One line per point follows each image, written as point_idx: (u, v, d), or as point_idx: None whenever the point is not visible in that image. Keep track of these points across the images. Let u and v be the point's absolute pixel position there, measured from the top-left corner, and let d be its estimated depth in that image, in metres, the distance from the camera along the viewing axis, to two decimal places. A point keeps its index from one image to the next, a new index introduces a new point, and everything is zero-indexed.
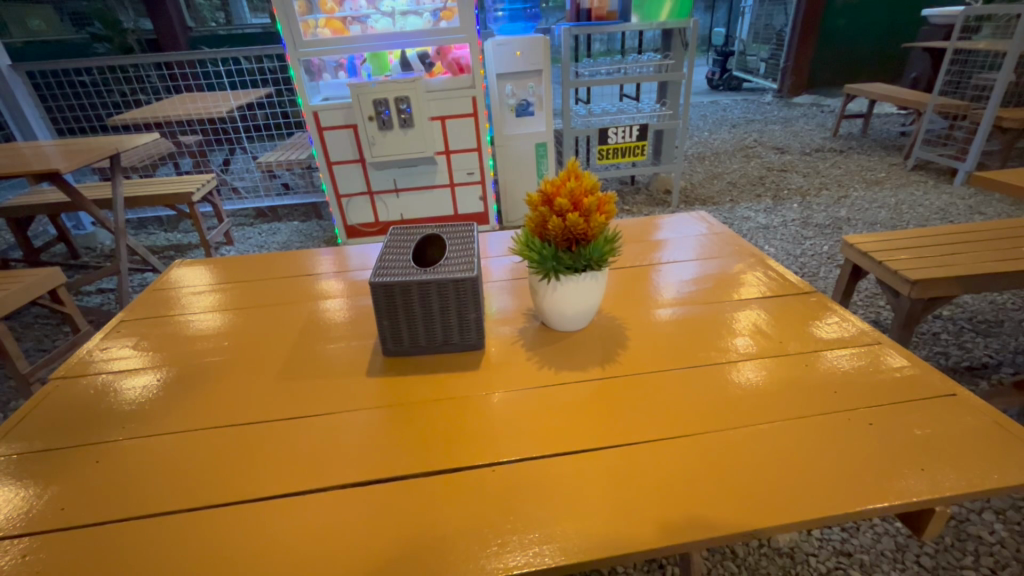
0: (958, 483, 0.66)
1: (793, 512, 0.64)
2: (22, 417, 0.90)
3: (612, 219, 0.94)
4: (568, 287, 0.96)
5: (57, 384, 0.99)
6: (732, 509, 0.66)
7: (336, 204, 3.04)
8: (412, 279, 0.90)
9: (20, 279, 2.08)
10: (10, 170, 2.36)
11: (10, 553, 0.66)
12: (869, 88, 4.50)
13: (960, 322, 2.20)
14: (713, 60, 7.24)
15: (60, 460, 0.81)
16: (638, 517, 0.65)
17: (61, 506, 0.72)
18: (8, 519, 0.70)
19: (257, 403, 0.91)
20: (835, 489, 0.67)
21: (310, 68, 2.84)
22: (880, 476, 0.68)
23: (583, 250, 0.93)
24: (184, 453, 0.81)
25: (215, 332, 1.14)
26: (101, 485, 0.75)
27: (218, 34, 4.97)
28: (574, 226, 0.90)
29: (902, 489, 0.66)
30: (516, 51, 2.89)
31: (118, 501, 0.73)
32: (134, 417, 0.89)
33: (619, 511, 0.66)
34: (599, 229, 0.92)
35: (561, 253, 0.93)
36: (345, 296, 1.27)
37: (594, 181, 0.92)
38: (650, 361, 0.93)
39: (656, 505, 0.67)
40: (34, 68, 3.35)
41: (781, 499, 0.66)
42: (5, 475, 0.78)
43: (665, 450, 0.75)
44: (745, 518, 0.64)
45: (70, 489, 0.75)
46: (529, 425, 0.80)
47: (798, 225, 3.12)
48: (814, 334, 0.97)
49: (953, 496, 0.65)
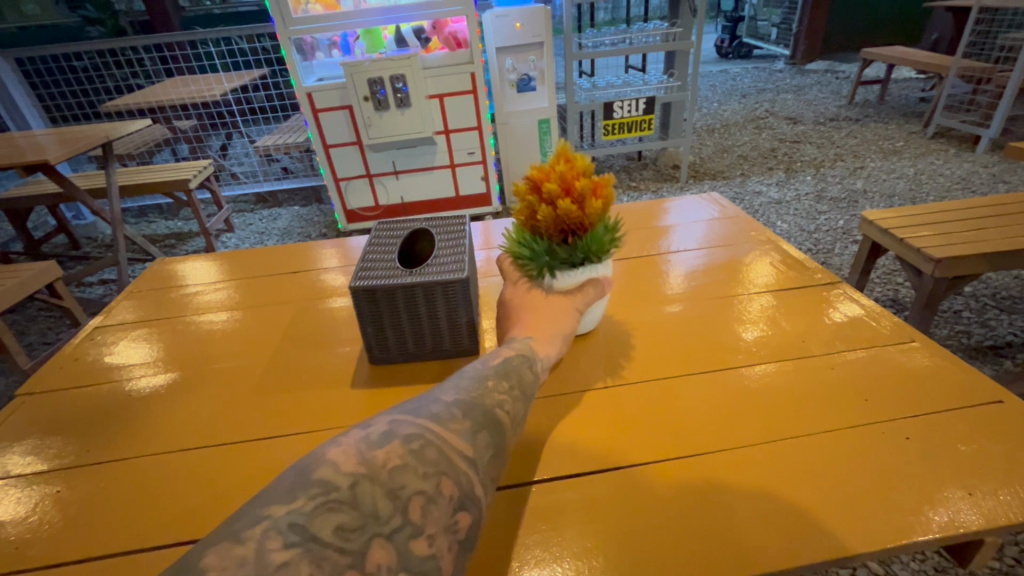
0: (1014, 511, 0.59)
1: (823, 547, 0.58)
2: None
3: (610, 204, 0.87)
4: (567, 284, 0.87)
5: (24, 400, 0.94)
6: (760, 541, 0.59)
7: (334, 187, 2.96)
8: (396, 283, 0.83)
9: (17, 274, 2.05)
10: (2, 160, 2.32)
11: None
12: (887, 51, 4.29)
13: (983, 299, 2.11)
14: (723, 27, 6.97)
15: (24, 489, 0.76)
16: (661, 549, 0.60)
17: (17, 543, 0.68)
18: None
19: (239, 418, 0.86)
20: (875, 517, 0.60)
21: (302, 47, 2.75)
22: (925, 503, 0.61)
23: (580, 241, 0.86)
24: (160, 479, 0.76)
25: (196, 336, 1.09)
26: (69, 518, 0.71)
27: (213, 12, 4.88)
28: (567, 216, 0.82)
29: (948, 519, 0.59)
30: (516, 23, 2.77)
31: (86, 537, 0.69)
32: (107, 435, 0.85)
33: (637, 542, 0.60)
34: (596, 219, 0.85)
35: (556, 246, 0.86)
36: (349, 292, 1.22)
37: (587, 163, 0.85)
38: (664, 365, 0.87)
39: (666, 549, 0.59)
40: (21, 54, 3.26)
41: (800, 525, 0.60)
42: None
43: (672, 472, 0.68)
44: (766, 552, 0.58)
45: (42, 516, 0.72)
46: (542, 437, 0.76)
47: (811, 199, 3.00)
48: (834, 325, 0.91)
49: (1009, 526, 0.58)
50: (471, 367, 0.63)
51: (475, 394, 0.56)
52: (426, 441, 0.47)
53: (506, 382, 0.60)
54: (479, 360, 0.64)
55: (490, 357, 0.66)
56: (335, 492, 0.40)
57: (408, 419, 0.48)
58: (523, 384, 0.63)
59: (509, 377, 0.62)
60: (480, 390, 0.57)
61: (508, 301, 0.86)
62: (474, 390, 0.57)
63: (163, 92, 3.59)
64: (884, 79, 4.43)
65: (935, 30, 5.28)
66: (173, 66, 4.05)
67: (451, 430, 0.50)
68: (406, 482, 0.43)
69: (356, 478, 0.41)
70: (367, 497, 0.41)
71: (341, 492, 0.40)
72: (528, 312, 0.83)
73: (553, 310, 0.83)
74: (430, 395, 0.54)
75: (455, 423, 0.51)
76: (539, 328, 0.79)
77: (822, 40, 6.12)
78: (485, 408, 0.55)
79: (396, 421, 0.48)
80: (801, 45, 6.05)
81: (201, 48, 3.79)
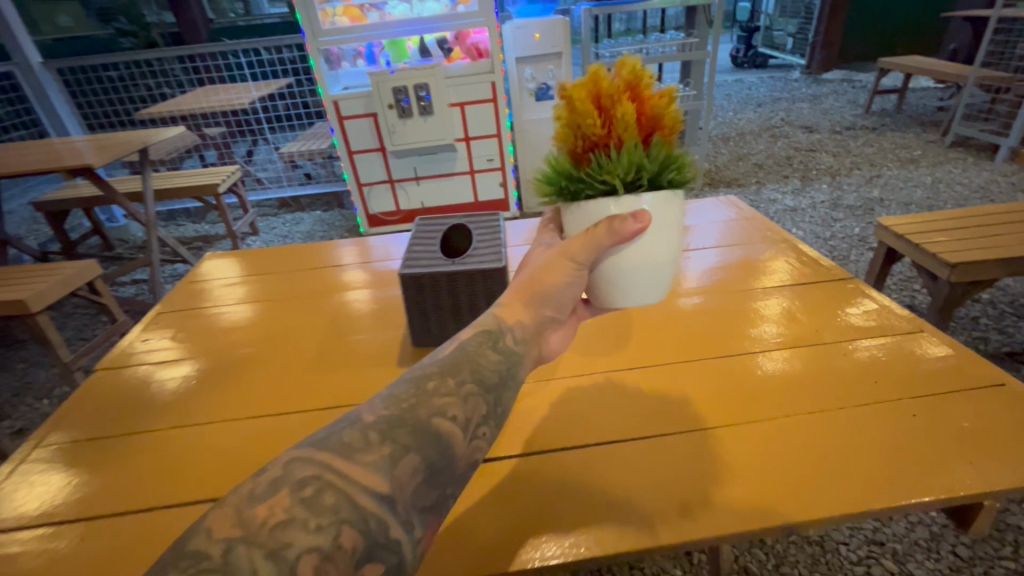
0: (1011, 478, 0.63)
1: (830, 506, 0.63)
2: (74, 404, 0.96)
3: (655, 117, 0.66)
4: (582, 216, 0.69)
5: (101, 374, 1.04)
6: (768, 501, 0.64)
7: (357, 192, 3.05)
8: (441, 271, 0.90)
9: (58, 271, 2.16)
10: (45, 166, 2.45)
11: (69, 535, 0.71)
12: (905, 60, 4.30)
13: (1001, 306, 2.11)
14: (738, 38, 7.02)
15: (104, 450, 0.85)
16: (674, 508, 0.65)
17: (102, 493, 0.77)
18: (65, 504, 0.76)
19: (287, 395, 0.94)
20: (878, 482, 0.65)
21: (329, 57, 2.86)
22: (927, 470, 0.66)
23: (604, 159, 0.65)
24: (222, 442, 0.85)
25: (242, 325, 1.17)
26: (144, 474, 0.80)
27: (238, 24, 5.12)
28: (585, 123, 0.64)
29: (948, 483, 0.64)
30: (535, 34, 2.85)
31: (157, 490, 0.77)
32: (174, 406, 0.94)
33: (654, 502, 0.66)
34: (630, 130, 0.64)
35: (577, 165, 0.68)
36: (371, 286, 1.28)
37: (631, 64, 0.66)
38: (679, 351, 0.93)
39: (682, 507, 0.65)
40: (64, 65, 3.44)
41: (797, 492, 0.65)
42: (65, 461, 0.84)
43: (684, 444, 0.74)
44: (773, 512, 0.63)
45: (122, 471, 0.81)
46: (557, 431, 0.79)
47: (827, 207, 3.03)
48: (846, 321, 0.94)
49: (1003, 491, 0.63)
50: (416, 366, 0.58)
51: (406, 407, 0.51)
52: (323, 484, 0.42)
53: (453, 380, 0.56)
54: (429, 355, 0.60)
55: (445, 346, 0.63)
56: (206, 561, 0.37)
57: (304, 459, 0.43)
58: (479, 376, 0.58)
59: (455, 377, 0.56)
60: (417, 399, 0.52)
61: (529, 254, 0.78)
62: (405, 401, 0.51)
63: (194, 101, 3.74)
64: (902, 88, 4.44)
65: (954, 40, 5.29)
66: (202, 76, 4.21)
67: (360, 463, 0.44)
68: (293, 540, 0.38)
69: (232, 542, 0.38)
70: (243, 560, 0.37)
71: (213, 561, 0.37)
72: (523, 279, 0.74)
73: (534, 288, 0.71)
74: (349, 417, 0.49)
75: (367, 454, 0.45)
76: (515, 308, 0.70)
77: (838, 50, 6.13)
78: (418, 424, 0.50)
79: (293, 462, 0.43)
80: (817, 55, 6.08)
81: (230, 59, 3.94)
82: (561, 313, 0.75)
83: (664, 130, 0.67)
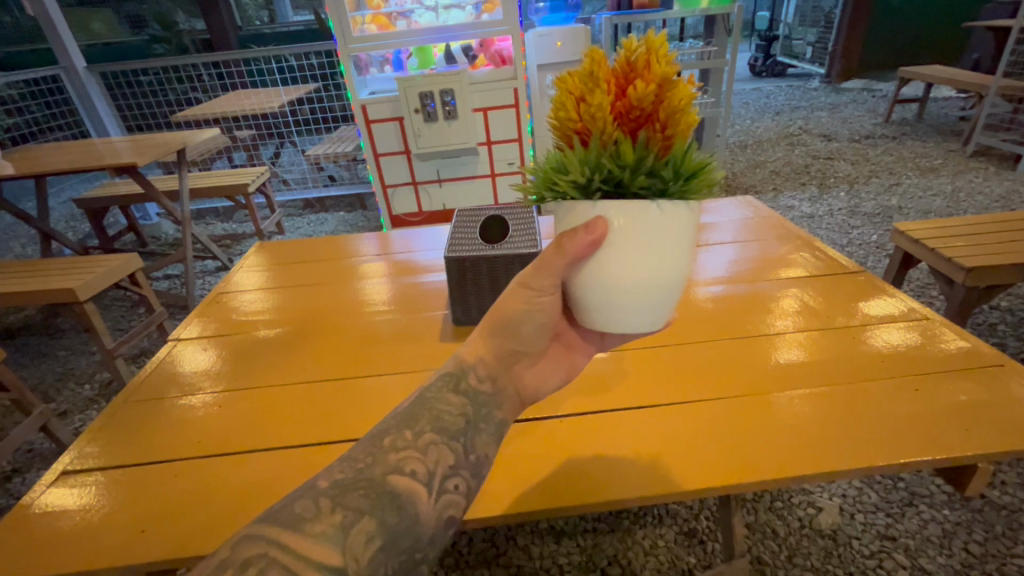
0: (999, 444, 0.69)
1: (835, 461, 0.70)
2: (152, 367, 1.07)
3: (641, 109, 0.56)
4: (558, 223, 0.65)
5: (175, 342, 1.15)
6: (774, 459, 0.71)
7: (381, 194, 3.17)
8: (482, 255, 0.98)
9: (102, 263, 2.28)
10: (89, 165, 2.58)
11: (158, 472, 0.80)
12: (926, 69, 4.30)
13: (1019, 314, 2.13)
14: (757, 47, 7.05)
15: (180, 406, 0.95)
16: (683, 467, 0.72)
17: (182, 439, 0.87)
18: (151, 447, 0.85)
19: (339, 363, 1.03)
20: (879, 445, 0.71)
21: (359, 63, 2.98)
22: (921, 435, 0.72)
23: (569, 152, 0.60)
24: (283, 401, 0.94)
25: (293, 305, 1.27)
26: (216, 426, 0.89)
27: (263, 32, 5.32)
28: (562, 113, 0.59)
29: (940, 446, 0.70)
30: (558, 41, 2.95)
31: (227, 440, 0.86)
32: (238, 371, 1.03)
33: (667, 460, 0.74)
34: (597, 124, 0.56)
35: (554, 152, 0.63)
36: (389, 275, 1.37)
37: (633, 47, 0.56)
38: (698, 334, 1.00)
39: (694, 462, 0.73)
40: (106, 68, 3.61)
41: (805, 451, 0.72)
42: (148, 412, 0.94)
43: (695, 413, 0.81)
44: (778, 467, 0.70)
45: (198, 422, 0.90)
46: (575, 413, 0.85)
47: (844, 214, 3.05)
48: (862, 311, 1.00)
49: (991, 454, 0.68)
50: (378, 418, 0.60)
51: (362, 469, 0.53)
52: (270, 560, 0.44)
53: (412, 432, 0.57)
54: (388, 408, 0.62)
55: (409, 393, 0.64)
56: None
57: (253, 538, 0.45)
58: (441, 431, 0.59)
59: (413, 430, 0.58)
60: (372, 458, 0.54)
61: None
62: (362, 462, 0.54)
63: (226, 104, 3.90)
64: (922, 98, 4.44)
65: (976, 50, 5.28)
66: (231, 82, 4.38)
67: (312, 534, 0.46)
68: None
69: None
70: None
71: None
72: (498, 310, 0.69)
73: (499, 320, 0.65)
74: (304, 486, 0.51)
75: (317, 525, 0.47)
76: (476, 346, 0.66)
77: (858, 58, 6.13)
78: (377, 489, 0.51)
79: (244, 539, 0.45)
80: (836, 65, 6.10)
81: (260, 66, 4.10)
82: (531, 345, 0.67)
83: (652, 129, 0.56)
